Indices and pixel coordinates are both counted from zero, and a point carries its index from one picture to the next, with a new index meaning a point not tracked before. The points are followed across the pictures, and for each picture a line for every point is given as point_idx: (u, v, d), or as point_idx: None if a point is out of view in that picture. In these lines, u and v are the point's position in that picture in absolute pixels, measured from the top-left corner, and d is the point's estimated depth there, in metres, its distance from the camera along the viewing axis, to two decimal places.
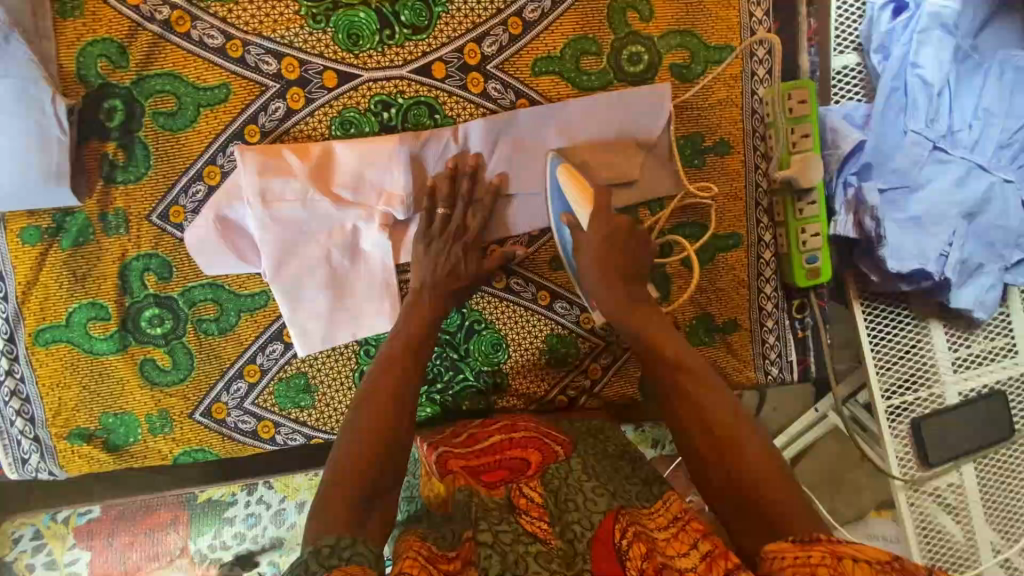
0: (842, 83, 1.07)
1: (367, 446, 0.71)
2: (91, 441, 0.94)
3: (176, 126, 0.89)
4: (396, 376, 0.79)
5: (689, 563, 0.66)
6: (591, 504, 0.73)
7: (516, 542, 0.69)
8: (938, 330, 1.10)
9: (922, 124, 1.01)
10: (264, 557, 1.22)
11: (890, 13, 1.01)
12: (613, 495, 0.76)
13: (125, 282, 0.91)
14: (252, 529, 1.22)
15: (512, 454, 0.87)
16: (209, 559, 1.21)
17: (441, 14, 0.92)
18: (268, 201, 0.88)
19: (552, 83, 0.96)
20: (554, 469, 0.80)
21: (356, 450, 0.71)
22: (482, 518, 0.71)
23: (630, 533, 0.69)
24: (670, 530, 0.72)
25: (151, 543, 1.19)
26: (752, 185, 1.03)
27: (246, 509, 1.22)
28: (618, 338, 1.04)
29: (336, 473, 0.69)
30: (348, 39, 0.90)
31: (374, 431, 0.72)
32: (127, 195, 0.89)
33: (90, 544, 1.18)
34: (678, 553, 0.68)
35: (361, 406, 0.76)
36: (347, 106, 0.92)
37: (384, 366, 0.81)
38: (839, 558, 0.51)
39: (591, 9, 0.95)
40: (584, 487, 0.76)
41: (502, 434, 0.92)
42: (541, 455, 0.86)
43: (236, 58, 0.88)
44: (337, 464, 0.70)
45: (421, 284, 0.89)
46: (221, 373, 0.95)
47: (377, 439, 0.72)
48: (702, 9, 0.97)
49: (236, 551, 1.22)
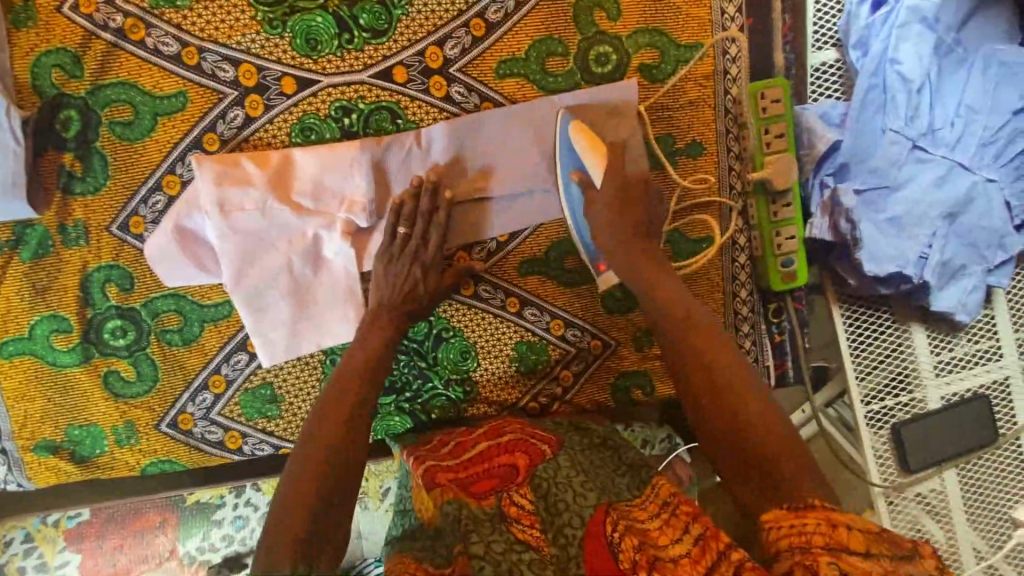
0: (820, 81, 1.03)
1: (325, 453, 0.72)
2: (58, 452, 0.94)
3: (133, 136, 0.88)
4: (358, 386, 0.81)
5: (681, 551, 0.71)
6: (581, 498, 0.77)
7: (509, 551, 0.71)
8: (919, 333, 1.07)
9: (901, 122, 0.98)
10: (253, 559, 1.18)
11: (868, 8, 0.98)
12: (603, 488, 0.80)
13: (86, 294, 0.90)
14: (241, 531, 1.18)
15: (500, 462, 0.86)
16: (198, 561, 1.17)
17: (402, 17, 0.90)
18: (226, 209, 0.87)
19: (517, 86, 0.94)
20: (544, 471, 0.82)
21: (313, 457, 0.72)
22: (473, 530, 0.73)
23: (619, 526, 0.74)
24: (661, 512, 0.77)
25: (140, 544, 1.16)
26: (728, 188, 0.99)
27: (234, 511, 1.18)
28: (589, 344, 1.03)
29: (293, 481, 0.69)
30: (306, 44, 0.88)
31: (333, 440, 0.73)
32: (86, 206, 0.89)
33: (80, 547, 1.15)
34: (671, 539, 0.73)
35: (321, 416, 0.77)
36: (307, 112, 0.90)
37: (348, 374, 0.82)
38: (836, 525, 0.56)
39: (556, 9, 0.93)
40: (574, 482, 0.80)
41: (489, 441, 0.91)
42: (529, 459, 0.86)
43: (192, 65, 0.87)
44: (293, 472, 0.70)
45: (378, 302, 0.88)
46: (186, 384, 0.95)
47: (337, 449, 0.73)
48: (671, 7, 0.95)
49: (224, 552, 1.18)
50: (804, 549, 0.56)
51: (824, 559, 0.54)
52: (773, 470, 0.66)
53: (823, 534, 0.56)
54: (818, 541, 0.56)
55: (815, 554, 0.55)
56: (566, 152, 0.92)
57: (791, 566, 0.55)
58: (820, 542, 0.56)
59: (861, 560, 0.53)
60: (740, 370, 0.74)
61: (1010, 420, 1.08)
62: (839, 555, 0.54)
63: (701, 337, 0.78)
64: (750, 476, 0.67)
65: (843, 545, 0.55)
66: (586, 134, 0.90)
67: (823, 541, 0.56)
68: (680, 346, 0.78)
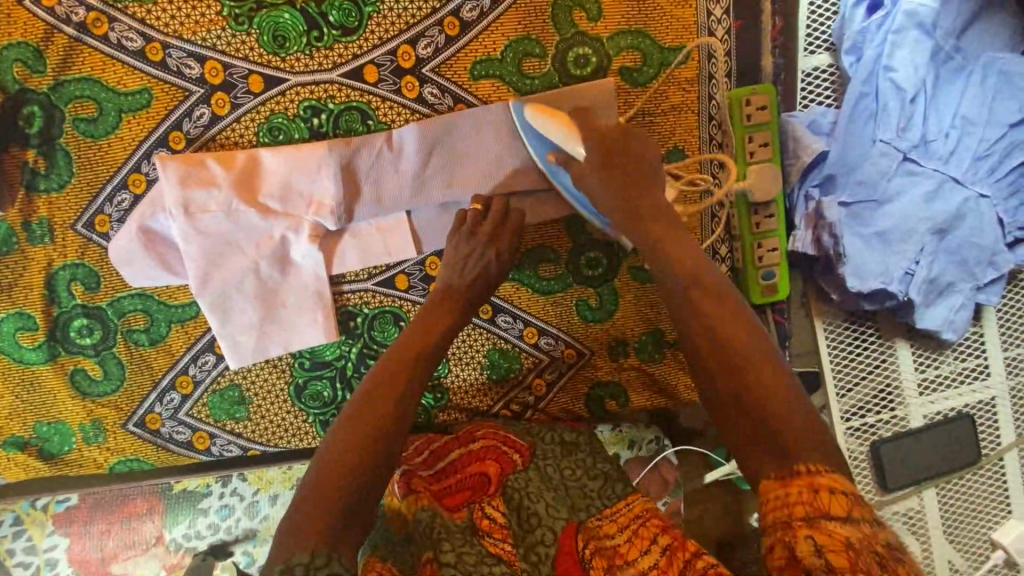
0: (811, 86, 0.99)
1: (353, 439, 0.69)
2: (27, 449, 0.94)
3: (97, 132, 0.86)
4: (402, 382, 0.76)
5: (653, 559, 0.72)
6: (553, 510, 0.79)
7: (479, 565, 0.70)
8: (904, 350, 1.04)
9: (892, 133, 0.94)
10: (238, 547, 1.13)
11: (864, 11, 0.94)
12: (574, 508, 0.81)
13: (51, 292, 0.89)
14: (226, 520, 1.13)
15: (471, 473, 0.85)
16: (185, 548, 1.13)
17: (372, 14, 0.87)
18: (191, 211, 0.85)
19: (491, 88, 0.91)
20: (515, 483, 0.83)
21: (342, 439, 0.70)
22: (442, 538, 0.73)
23: (592, 547, 0.76)
24: (621, 537, 0.77)
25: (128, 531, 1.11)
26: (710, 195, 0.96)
27: (221, 499, 1.13)
28: (562, 353, 1.01)
29: (322, 475, 0.66)
30: (273, 41, 0.86)
31: (365, 424, 0.71)
32: (51, 204, 0.87)
33: (68, 531, 1.11)
34: (640, 553, 0.73)
35: (359, 408, 0.73)
36: (275, 111, 0.88)
37: (386, 369, 0.78)
38: (815, 490, 0.55)
39: (535, 8, 0.89)
40: (545, 495, 0.82)
41: (461, 447, 0.90)
42: (500, 468, 0.86)
43: (156, 61, 0.85)
44: (325, 466, 0.67)
45: (448, 285, 0.86)
46: (154, 384, 0.94)
47: (366, 445, 0.69)
48: (656, 8, 0.91)
49: (210, 541, 1.13)
50: (785, 524, 0.54)
51: (803, 533, 0.52)
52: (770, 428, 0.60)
53: (802, 503, 0.54)
54: (798, 511, 0.54)
55: (795, 528, 0.53)
56: (537, 143, 0.89)
57: (775, 544, 0.54)
58: (800, 513, 0.54)
59: (842, 528, 0.52)
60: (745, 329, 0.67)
61: (994, 440, 1.05)
62: (817, 526, 0.52)
63: (707, 305, 0.69)
64: (759, 446, 0.60)
65: (823, 511, 0.53)
66: (542, 114, 0.86)
67: (803, 511, 0.54)
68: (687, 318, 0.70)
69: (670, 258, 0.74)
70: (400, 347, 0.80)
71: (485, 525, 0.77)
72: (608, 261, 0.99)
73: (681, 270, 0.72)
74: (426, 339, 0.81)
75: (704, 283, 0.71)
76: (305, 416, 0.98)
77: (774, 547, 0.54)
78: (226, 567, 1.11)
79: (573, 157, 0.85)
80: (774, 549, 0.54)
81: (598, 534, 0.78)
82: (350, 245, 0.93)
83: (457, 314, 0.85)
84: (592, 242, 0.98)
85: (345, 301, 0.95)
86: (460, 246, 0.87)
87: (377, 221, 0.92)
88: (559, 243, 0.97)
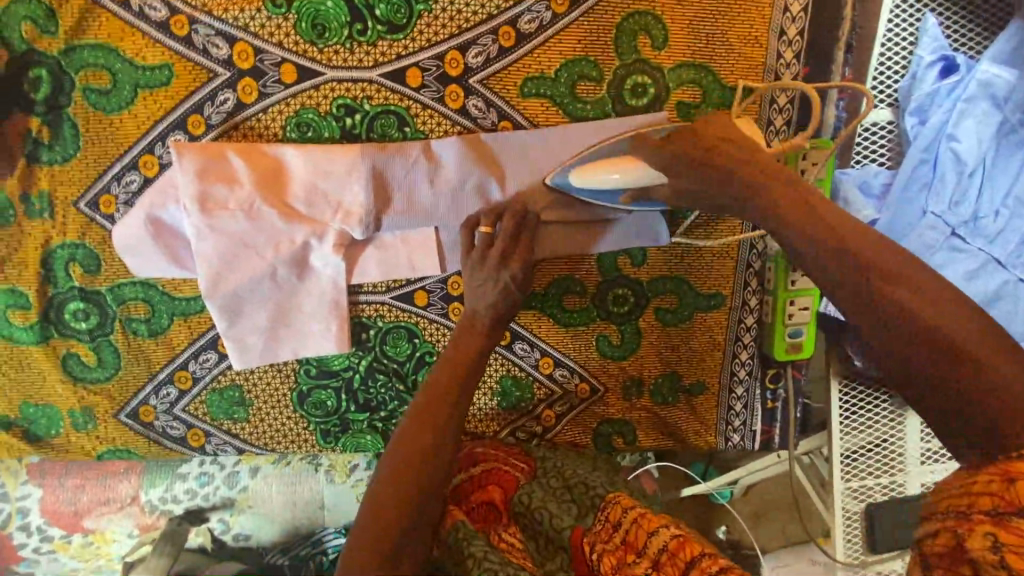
0: (867, 141, 0.95)
1: (404, 466, 0.67)
2: (12, 429, 0.89)
3: (109, 106, 0.79)
4: (442, 403, 0.72)
5: (659, 544, 0.64)
6: (558, 521, 0.76)
7: (505, 564, 0.67)
8: (913, 419, 1.04)
9: (944, 206, 0.91)
10: (213, 515, 1.15)
11: (936, 73, 0.89)
12: (580, 514, 0.77)
13: (48, 270, 0.84)
14: (204, 487, 1.14)
15: (479, 500, 0.83)
16: (159, 510, 1.14)
17: (423, 13, 0.79)
18: (207, 206, 0.79)
19: (540, 107, 0.85)
20: (522, 504, 0.81)
21: (392, 464, 0.68)
22: (469, 552, 0.69)
23: (597, 547, 0.70)
24: (625, 525, 0.70)
25: (101, 488, 1.11)
26: (747, 247, 0.94)
27: (199, 467, 1.13)
28: (576, 387, 0.99)
29: (368, 505, 0.65)
30: (312, 29, 0.78)
31: (417, 451, 0.68)
32: (52, 176, 0.81)
33: (41, 483, 1.10)
34: (645, 540, 0.66)
35: (401, 435, 0.70)
36: (306, 106, 0.81)
37: (428, 396, 0.73)
38: (1007, 480, 0.44)
39: (597, 27, 0.83)
40: (548, 504, 0.79)
41: (462, 473, 0.88)
42: (503, 494, 0.84)
43: (180, 36, 0.77)
44: (372, 493, 0.66)
45: (475, 310, 0.80)
46: (150, 376, 0.90)
47: (417, 473, 0.67)
48: (725, 43, 0.85)
49: (186, 505, 1.14)
50: (961, 514, 0.45)
51: (982, 529, 0.44)
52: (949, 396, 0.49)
53: (991, 496, 0.44)
54: (981, 505, 0.44)
55: (974, 521, 0.44)
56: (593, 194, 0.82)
57: (938, 529, 0.47)
58: (984, 506, 0.44)
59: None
60: (890, 277, 0.53)
61: None
62: (1005, 524, 0.43)
63: (853, 261, 0.55)
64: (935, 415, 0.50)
65: (1017, 507, 0.42)
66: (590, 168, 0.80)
67: (989, 505, 0.44)
68: (832, 280, 0.57)
69: (796, 219, 0.61)
70: (441, 374, 0.75)
71: (502, 544, 0.75)
72: (635, 299, 0.95)
73: (814, 227, 0.59)
74: (461, 358, 0.77)
75: (860, 233, 0.57)
76: (305, 423, 0.95)
77: (936, 532, 0.47)
78: (201, 531, 1.16)
79: (644, 188, 0.78)
80: (935, 533, 0.47)
81: (603, 533, 0.73)
82: (372, 256, 0.87)
83: (488, 338, 0.79)
84: (621, 278, 0.94)
85: (359, 312, 0.91)
86: (475, 272, 0.80)
87: (404, 235, 0.87)
88: (587, 275, 0.94)
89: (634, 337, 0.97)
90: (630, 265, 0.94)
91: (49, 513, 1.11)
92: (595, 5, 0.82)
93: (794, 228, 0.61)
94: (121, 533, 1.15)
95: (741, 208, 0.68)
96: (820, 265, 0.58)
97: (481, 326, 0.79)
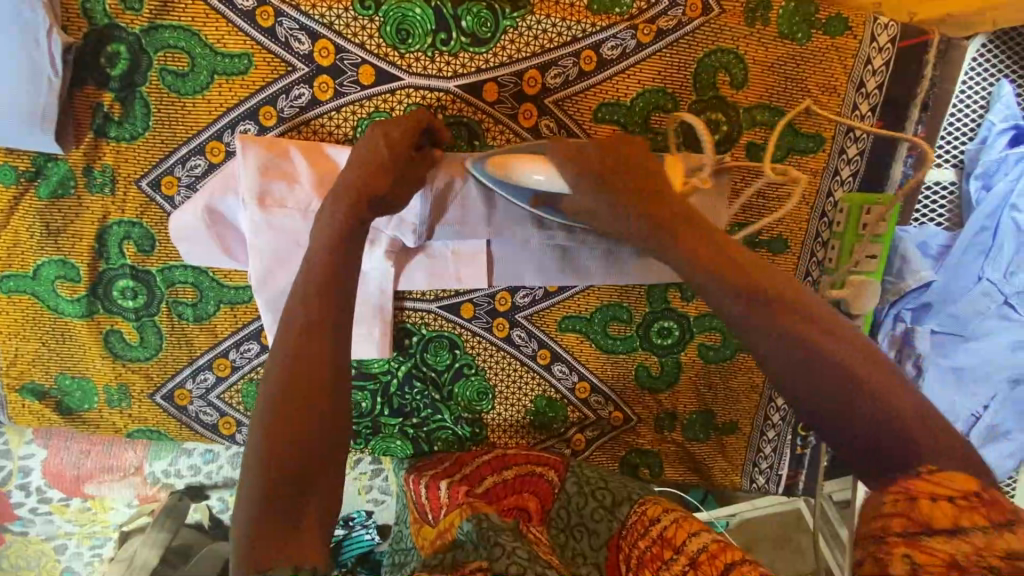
0: (927, 203, 0.95)
1: (290, 369, 0.54)
2: (44, 399, 0.89)
3: (184, 88, 0.78)
4: (325, 282, 0.58)
5: (700, 543, 0.62)
6: (595, 541, 0.75)
7: (534, 561, 0.63)
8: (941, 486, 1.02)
9: (999, 274, 0.90)
10: (214, 493, 1.15)
11: (1006, 141, 0.88)
12: (614, 508, 0.78)
13: (102, 245, 0.83)
14: (208, 465, 1.13)
15: (509, 504, 0.83)
16: (161, 483, 1.13)
17: (508, 29, 0.79)
18: (265, 203, 0.76)
19: (611, 134, 0.84)
20: (559, 519, 0.82)
21: (279, 369, 0.54)
22: (496, 543, 0.66)
23: (635, 561, 0.67)
24: (664, 522, 0.69)
25: (107, 456, 1.07)
26: (802, 276, 0.93)
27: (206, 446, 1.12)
28: (609, 414, 0.98)
29: (258, 427, 0.52)
30: (396, 34, 0.78)
31: (305, 344, 0.55)
32: (118, 153, 0.80)
33: (47, 445, 1.07)
34: (685, 538, 0.64)
35: (279, 343, 0.56)
36: (379, 109, 0.81)
37: (310, 300, 0.57)
38: (913, 499, 0.41)
39: (678, 61, 0.82)
40: (585, 518, 0.79)
41: (494, 476, 0.87)
42: (538, 503, 0.85)
43: (265, 27, 0.77)
44: (260, 408, 0.53)
45: None
46: (190, 360, 0.89)
47: (305, 376, 0.54)
48: (803, 88, 0.85)
49: (188, 481, 1.13)
50: (877, 539, 0.40)
51: (899, 551, 0.39)
52: (892, 439, 0.44)
53: (902, 516, 0.40)
54: (894, 527, 0.40)
55: (891, 545, 0.39)
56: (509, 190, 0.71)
57: (861, 557, 0.40)
58: (896, 528, 0.40)
59: (950, 546, 0.38)
60: None
61: None
62: (917, 543, 0.38)
63: None
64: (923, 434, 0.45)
65: (924, 526, 0.39)
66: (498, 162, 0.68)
67: (900, 526, 0.40)
68: (775, 344, 0.49)
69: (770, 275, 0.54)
70: (322, 261, 0.60)
71: (531, 536, 0.76)
72: (680, 333, 0.95)
73: None
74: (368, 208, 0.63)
75: None
76: None
77: (860, 561, 0.40)
78: (200, 507, 1.17)
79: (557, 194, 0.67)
80: (859, 563, 0.40)
81: (638, 525, 0.72)
82: (422, 264, 0.86)
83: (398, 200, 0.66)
84: (668, 312, 0.94)
85: (404, 318, 0.92)
86: None
87: (455, 248, 0.85)
88: (635, 304, 0.93)
89: (673, 371, 0.96)
90: (679, 298, 0.93)
91: (51, 476, 1.09)
92: (680, 38, 0.82)
93: (723, 276, 0.53)
94: (119, 501, 1.13)
95: (667, 256, 0.58)
96: (769, 322, 0.50)
97: (356, 214, 0.62)
